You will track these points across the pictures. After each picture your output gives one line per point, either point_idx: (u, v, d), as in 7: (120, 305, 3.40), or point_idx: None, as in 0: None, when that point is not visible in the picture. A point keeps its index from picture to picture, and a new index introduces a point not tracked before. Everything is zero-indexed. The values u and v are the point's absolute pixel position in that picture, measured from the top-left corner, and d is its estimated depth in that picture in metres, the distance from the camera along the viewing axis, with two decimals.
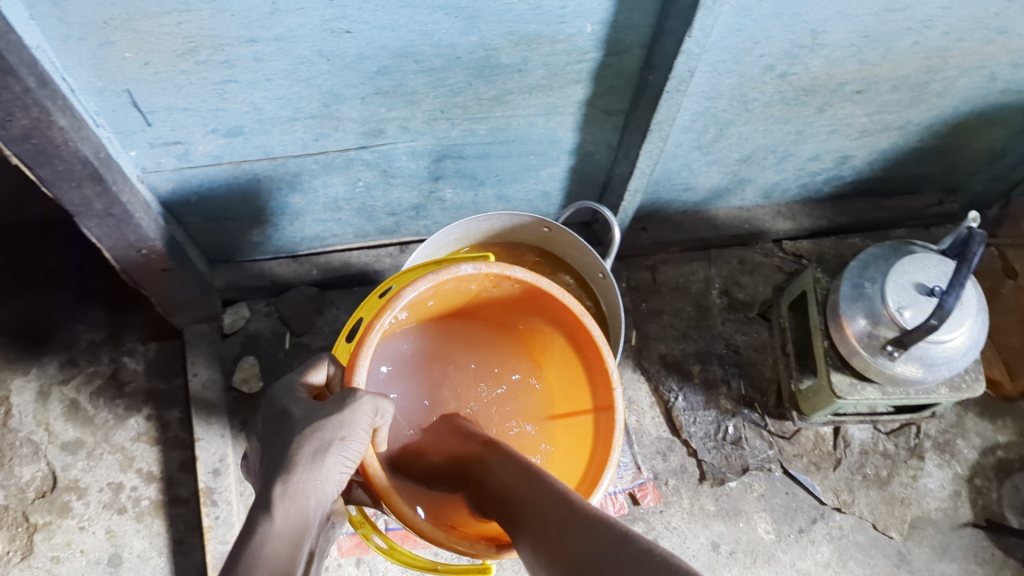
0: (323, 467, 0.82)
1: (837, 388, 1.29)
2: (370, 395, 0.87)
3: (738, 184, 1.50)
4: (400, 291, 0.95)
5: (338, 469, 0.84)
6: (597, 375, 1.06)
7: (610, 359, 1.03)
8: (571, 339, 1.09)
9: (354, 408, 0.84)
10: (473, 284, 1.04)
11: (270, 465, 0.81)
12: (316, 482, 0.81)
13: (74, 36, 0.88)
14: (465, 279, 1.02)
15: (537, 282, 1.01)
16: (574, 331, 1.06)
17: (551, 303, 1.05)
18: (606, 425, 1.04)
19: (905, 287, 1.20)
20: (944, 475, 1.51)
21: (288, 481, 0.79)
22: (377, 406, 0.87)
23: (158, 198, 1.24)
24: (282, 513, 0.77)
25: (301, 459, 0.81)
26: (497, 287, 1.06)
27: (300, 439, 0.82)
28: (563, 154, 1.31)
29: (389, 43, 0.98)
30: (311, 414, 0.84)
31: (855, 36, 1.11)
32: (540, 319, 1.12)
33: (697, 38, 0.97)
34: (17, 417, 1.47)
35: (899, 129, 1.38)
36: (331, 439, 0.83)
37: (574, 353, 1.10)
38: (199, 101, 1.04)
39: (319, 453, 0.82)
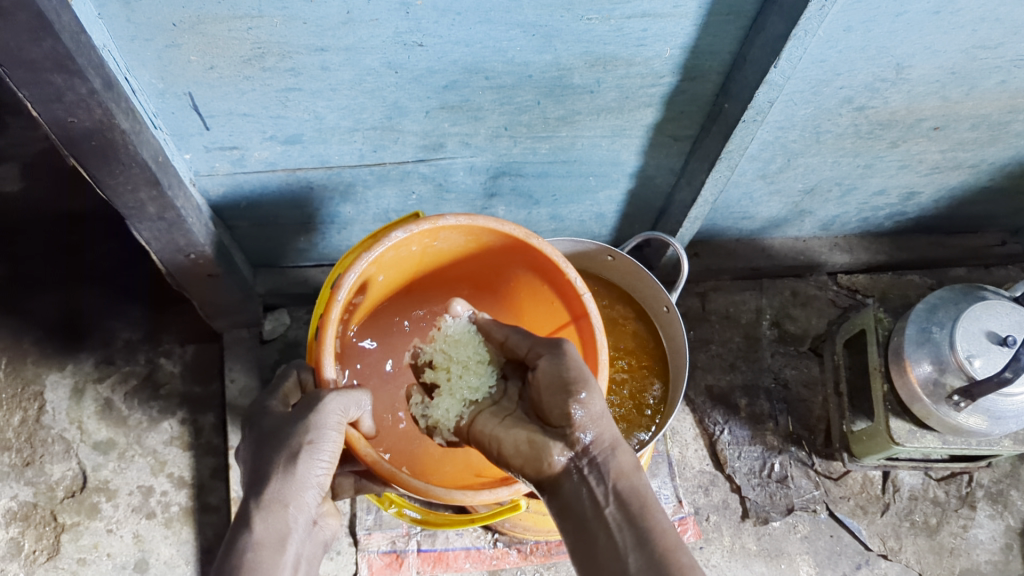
0: (297, 475, 0.83)
1: (895, 434, 1.24)
2: (336, 394, 0.85)
3: (798, 214, 1.46)
4: (340, 283, 0.90)
5: (321, 472, 0.85)
6: (567, 292, 1.02)
7: (570, 269, 0.98)
8: (531, 265, 1.04)
9: (317, 413, 0.83)
10: (413, 247, 0.98)
11: (253, 478, 0.85)
12: (297, 491, 0.84)
13: (141, 37, 0.85)
14: (401, 244, 0.96)
15: (473, 221, 0.95)
16: (529, 254, 1.01)
17: (497, 238, 1.00)
18: (589, 330, 1.01)
19: (975, 334, 1.15)
20: (996, 526, 1.46)
21: (264, 492, 0.83)
22: (344, 402, 0.85)
23: (209, 202, 1.21)
24: (261, 527, 0.82)
25: (274, 469, 0.84)
26: (436, 242, 1.00)
27: (274, 452, 0.84)
28: (623, 176, 1.27)
29: (461, 58, 0.94)
30: (285, 426, 0.85)
31: (940, 72, 1.06)
32: (493, 259, 1.06)
33: (783, 69, 0.93)
34: (51, 413, 1.44)
35: (971, 168, 1.33)
36: (300, 446, 0.83)
37: (542, 279, 1.05)
38: (260, 108, 1.01)
39: (289, 461, 0.83)
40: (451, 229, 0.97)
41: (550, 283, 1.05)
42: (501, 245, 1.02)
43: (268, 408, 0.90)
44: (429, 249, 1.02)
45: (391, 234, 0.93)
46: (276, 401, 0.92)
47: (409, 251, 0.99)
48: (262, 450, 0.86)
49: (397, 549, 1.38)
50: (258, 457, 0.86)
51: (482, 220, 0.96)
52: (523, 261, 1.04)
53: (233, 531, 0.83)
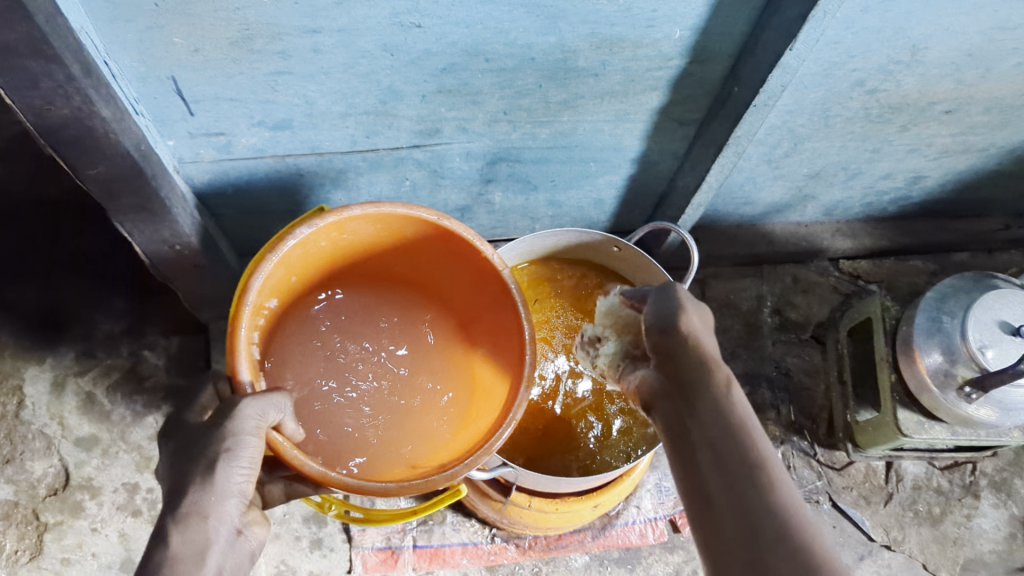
0: (216, 486, 0.73)
1: (903, 425, 1.21)
2: (252, 398, 0.76)
3: (802, 199, 1.42)
4: (246, 285, 0.83)
5: (243, 479, 0.75)
6: (483, 270, 0.93)
7: (482, 244, 0.91)
8: (446, 248, 0.96)
9: (236, 416, 0.74)
10: (320, 242, 0.91)
11: (166, 495, 0.74)
12: (216, 502, 0.73)
13: (121, 18, 0.80)
14: (307, 240, 0.89)
15: (380, 210, 0.89)
16: (443, 241, 0.94)
17: (404, 223, 0.92)
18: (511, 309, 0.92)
19: (987, 324, 1.12)
20: (1000, 515, 1.44)
21: (180, 504, 0.72)
22: (261, 405, 0.76)
23: (193, 189, 1.16)
24: (178, 542, 0.71)
25: (191, 479, 0.73)
26: (347, 235, 0.93)
27: (187, 463, 0.74)
28: (625, 162, 1.23)
29: (460, 40, 0.90)
30: (200, 433, 0.75)
31: (957, 54, 1.02)
32: (410, 248, 0.98)
33: (799, 52, 0.88)
34: (30, 409, 1.39)
35: (980, 151, 1.29)
36: (217, 453, 0.73)
37: (458, 261, 0.97)
38: (248, 92, 0.95)
39: (205, 471, 0.73)
40: (358, 219, 0.90)
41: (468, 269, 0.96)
42: (415, 232, 0.94)
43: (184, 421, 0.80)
44: (341, 245, 0.94)
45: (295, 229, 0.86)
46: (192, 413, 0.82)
47: (316, 249, 0.92)
48: (175, 462, 0.75)
49: (392, 545, 1.35)
50: (172, 470, 0.75)
51: (388, 207, 0.89)
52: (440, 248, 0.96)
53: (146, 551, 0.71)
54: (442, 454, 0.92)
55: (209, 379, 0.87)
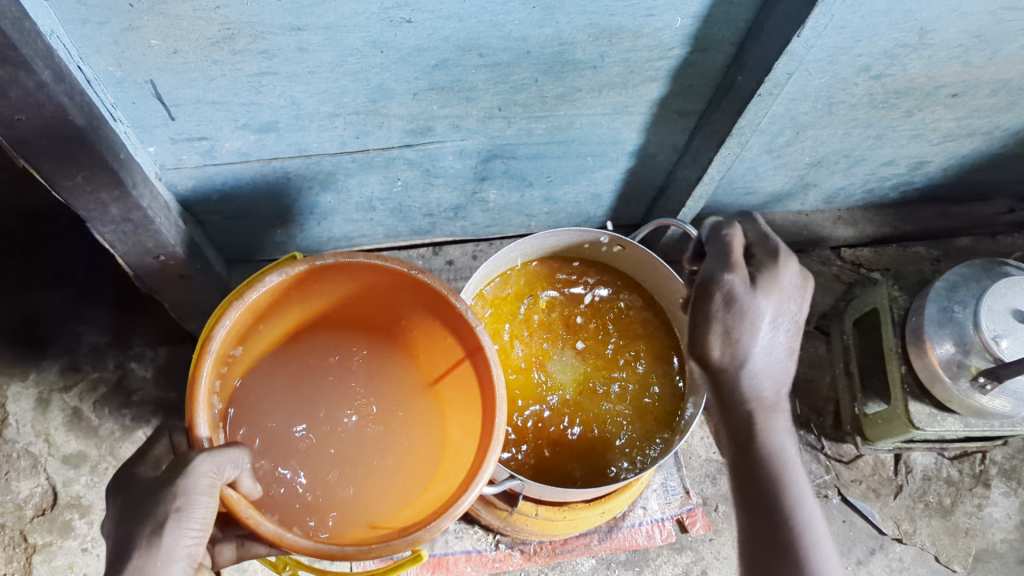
0: (163, 550, 0.68)
1: (915, 418, 1.17)
2: (208, 453, 0.70)
3: (802, 188, 1.39)
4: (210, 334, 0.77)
5: (193, 541, 0.70)
6: (457, 323, 0.87)
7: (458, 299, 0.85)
8: (417, 298, 0.89)
9: (188, 472, 0.68)
10: (289, 290, 0.84)
11: (111, 556, 0.68)
12: (162, 566, 0.67)
13: (93, 20, 0.75)
14: (276, 288, 0.82)
15: (351, 259, 0.83)
16: (415, 291, 0.87)
17: (375, 272, 0.86)
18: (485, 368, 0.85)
19: (1000, 313, 1.09)
20: (1011, 504, 1.42)
21: (123, 569, 0.67)
22: (218, 461, 0.70)
23: (176, 196, 1.11)
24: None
25: (137, 541, 0.67)
26: (316, 283, 0.86)
27: (135, 524, 0.68)
28: (623, 155, 1.19)
29: (453, 35, 0.85)
30: (151, 490, 0.70)
31: (965, 36, 0.98)
32: (378, 299, 0.91)
33: (806, 38, 0.85)
34: (14, 426, 1.34)
35: (985, 135, 1.26)
36: (166, 514, 0.68)
37: (430, 310, 0.89)
38: (231, 94, 0.91)
39: (152, 533, 0.68)
40: (331, 267, 0.83)
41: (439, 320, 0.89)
42: (387, 284, 0.88)
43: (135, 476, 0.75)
44: (309, 293, 0.87)
45: (263, 278, 0.80)
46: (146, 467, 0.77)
47: (282, 297, 0.85)
48: (122, 521, 0.69)
49: None
50: (119, 530, 0.69)
51: (361, 257, 0.83)
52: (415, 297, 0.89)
53: None
54: (408, 510, 0.84)
55: (163, 432, 0.82)
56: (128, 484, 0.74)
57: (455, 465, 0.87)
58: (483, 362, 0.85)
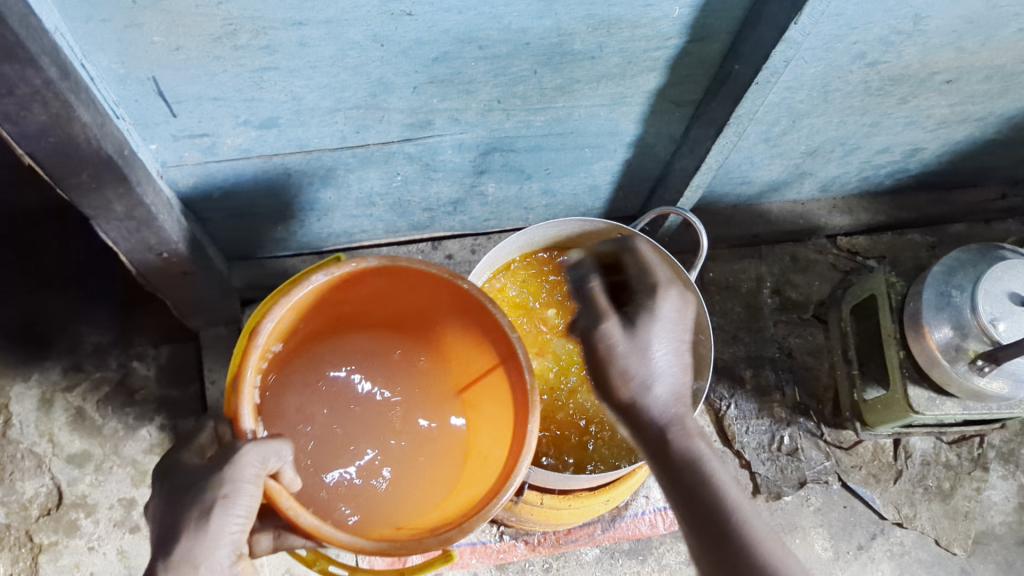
0: (210, 535, 0.71)
1: (914, 403, 1.19)
2: (253, 443, 0.73)
3: (798, 177, 1.40)
4: (257, 328, 0.79)
5: (237, 528, 0.72)
6: (493, 334, 0.87)
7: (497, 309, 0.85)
8: (456, 307, 0.90)
9: (234, 462, 0.71)
10: (332, 291, 0.86)
11: (160, 538, 0.72)
12: (208, 551, 0.71)
13: (97, 17, 0.76)
14: (322, 287, 0.84)
15: (394, 262, 0.84)
16: (454, 298, 0.88)
17: (418, 277, 0.87)
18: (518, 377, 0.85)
19: (997, 296, 1.10)
20: (1009, 487, 1.44)
21: (173, 552, 0.70)
22: (264, 451, 0.73)
23: (177, 193, 1.12)
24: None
25: (185, 525, 0.71)
26: (361, 285, 0.87)
27: (182, 508, 0.72)
28: (621, 146, 1.20)
29: (453, 27, 0.86)
30: (198, 476, 0.74)
31: (959, 22, 0.99)
32: (416, 303, 0.93)
33: (803, 25, 0.86)
34: (18, 427, 1.35)
35: (978, 121, 1.28)
36: (212, 500, 0.71)
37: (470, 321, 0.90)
38: (232, 91, 0.92)
39: (199, 518, 0.71)
40: (374, 271, 0.85)
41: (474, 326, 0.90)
42: (428, 289, 0.89)
43: (180, 460, 0.77)
44: (353, 295, 0.89)
45: (310, 277, 0.81)
46: (190, 450, 0.79)
47: (328, 297, 0.86)
48: (169, 505, 0.73)
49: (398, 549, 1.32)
50: (166, 513, 0.73)
51: (404, 261, 0.84)
52: (452, 303, 0.90)
53: None
54: (437, 513, 0.86)
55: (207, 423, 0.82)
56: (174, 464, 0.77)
57: (484, 473, 0.88)
58: (517, 370, 0.85)
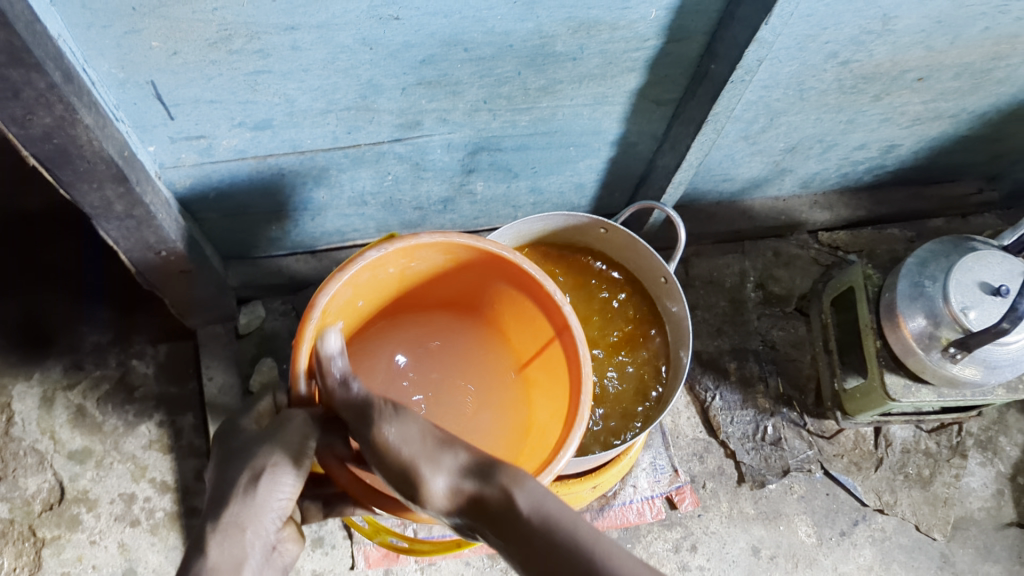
0: (259, 500, 0.75)
1: (891, 390, 1.23)
2: (303, 416, 0.80)
3: (779, 173, 1.44)
4: (314, 303, 0.85)
5: (283, 497, 0.78)
6: (547, 305, 0.95)
7: (548, 282, 0.93)
8: (508, 282, 0.99)
9: (286, 431, 0.79)
10: (390, 267, 0.94)
11: (210, 500, 0.76)
12: (256, 516, 0.75)
13: (97, 23, 0.79)
14: (376, 264, 0.91)
15: (449, 238, 0.91)
16: (505, 272, 0.96)
17: (473, 253, 0.95)
18: (572, 345, 0.94)
19: (968, 286, 1.14)
20: (987, 474, 1.48)
21: (223, 515, 0.73)
22: (312, 425, 0.81)
23: (175, 194, 1.15)
24: (217, 547, 0.71)
25: (236, 489, 0.75)
26: (414, 262, 0.96)
27: (234, 473, 0.77)
28: (605, 145, 1.24)
29: (439, 31, 0.90)
30: (250, 446, 0.79)
31: (926, 21, 1.03)
32: (469, 277, 1.01)
33: (774, 25, 0.89)
34: (20, 425, 1.38)
35: (951, 118, 1.32)
36: (262, 467, 0.76)
37: (521, 294, 0.99)
38: (227, 93, 0.95)
39: (250, 484, 0.76)
40: (427, 247, 0.92)
41: (527, 298, 0.99)
42: (479, 263, 0.97)
43: (236, 429, 0.83)
44: (406, 272, 0.98)
45: (365, 254, 0.88)
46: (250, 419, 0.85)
47: (386, 271, 0.95)
48: (222, 470, 0.78)
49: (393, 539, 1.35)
50: (217, 481, 0.77)
51: (458, 237, 0.92)
52: (503, 276, 0.98)
53: (182, 561, 0.71)
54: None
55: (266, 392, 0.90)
56: (225, 438, 0.83)
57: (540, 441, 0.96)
58: (571, 342, 0.93)
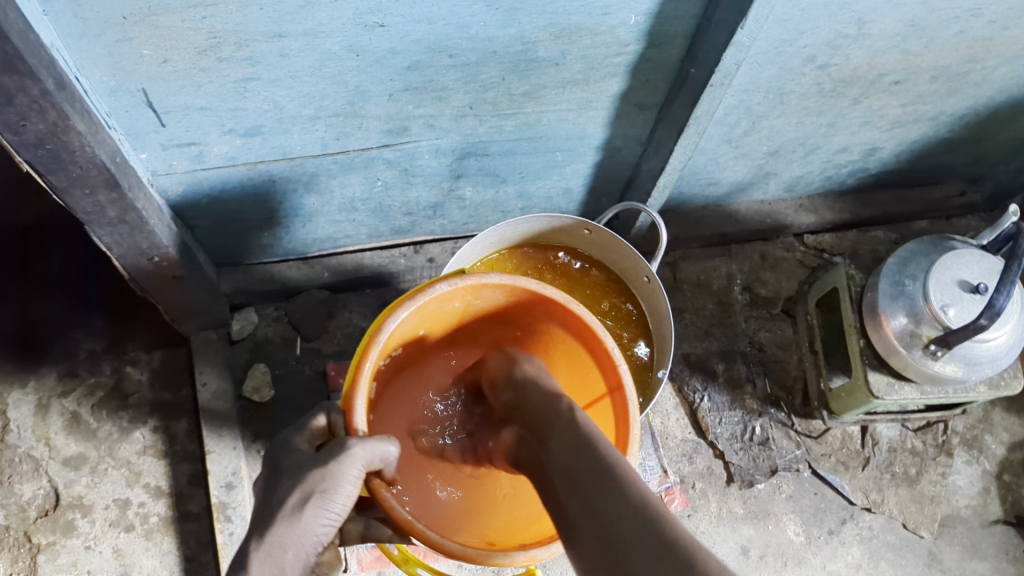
0: (304, 522, 0.78)
1: (874, 388, 1.25)
2: (361, 441, 0.82)
3: (763, 177, 1.46)
4: (382, 326, 0.90)
5: (327, 523, 0.81)
6: (602, 359, 0.97)
7: (606, 335, 0.95)
8: (567, 329, 1.01)
9: (341, 460, 0.80)
10: (455, 302, 0.98)
11: (257, 514, 0.79)
12: (298, 538, 0.78)
13: (90, 33, 0.81)
14: (444, 296, 0.95)
15: (515, 281, 0.94)
16: (566, 319, 0.99)
17: (537, 298, 0.98)
18: (622, 404, 0.94)
19: (947, 283, 1.16)
20: (973, 471, 1.50)
21: (268, 533, 0.76)
22: (371, 451, 0.82)
23: (167, 201, 1.17)
24: (260, 565, 0.74)
25: (283, 511, 0.78)
26: (479, 299, 1.00)
27: (284, 492, 0.79)
28: (590, 149, 1.26)
29: (424, 37, 0.92)
30: (299, 468, 0.82)
31: (901, 25, 1.05)
32: (527, 318, 1.04)
33: (749, 30, 0.92)
34: (16, 432, 1.40)
35: (931, 120, 1.34)
36: (312, 491, 0.79)
37: (577, 341, 1.01)
38: (217, 101, 0.97)
39: (298, 506, 0.78)
40: (492, 287, 0.96)
41: (584, 347, 1.01)
42: (540, 306, 1.00)
43: (289, 445, 0.87)
44: (470, 307, 1.02)
45: (434, 285, 0.92)
46: (300, 438, 0.88)
47: (451, 304, 0.99)
48: (272, 488, 0.81)
49: None
50: (266, 498, 0.80)
51: (523, 280, 0.94)
52: (561, 321, 1.01)
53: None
54: (524, 530, 0.94)
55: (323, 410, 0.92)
56: (278, 451, 0.86)
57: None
58: (621, 398, 0.94)
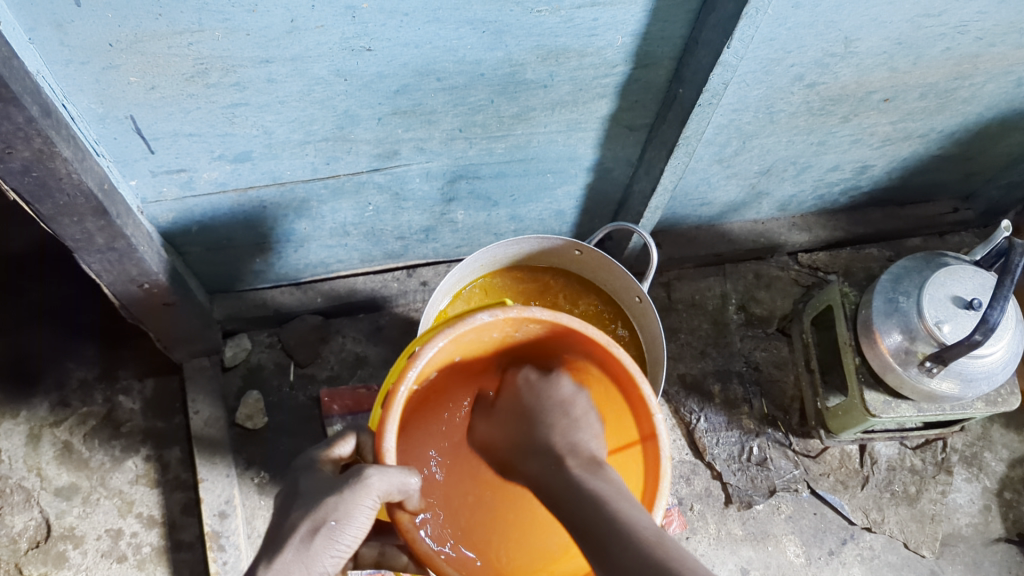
0: (311, 555, 0.76)
1: (871, 406, 1.24)
2: (380, 469, 0.79)
3: (756, 197, 1.46)
4: (417, 355, 0.85)
5: (337, 554, 0.79)
6: (637, 406, 0.92)
7: (645, 382, 0.90)
8: (604, 371, 0.96)
9: (354, 490, 0.77)
10: (494, 333, 0.93)
11: (267, 539, 0.78)
12: (304, 568, 0.76)
13: (77, 60, 0.82)
14: (483, 326, 0.90)
15: (558, 318, 0.89)
16: (606, 361, 0.94)
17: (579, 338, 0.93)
18: (654, 454, 0.90)
19: (941, 300, 1.16)
20: (973, 489, 1.49)
21: (274, 560, 0.75)
22: (389, 479, 0.79)
23: (158, 228, 1.17)
24: None
25: (292, 538, 0.76)
26: (518, 331, 0.94)
27: (294, 520, 0.78)
28: (581, 171, 1.26)
29: (411, 61, 0.92)
30: (314, 495, 0.80)
31: (888, 43, 1.05)
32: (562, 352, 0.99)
33: (736, 49, 0.92)
34: (7, 463, 1.38)
35: (921, 137, 1.34)
36: (322, 520, 0.77)
37: (614, 385, 0.96)
38: (206, 127, 0.97)
39: (306, 536, 0.77)
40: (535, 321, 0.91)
41: (622, 392, 0.96)
42: (581, 346, 0.95)
43: (316, 462, 0.86)
44: (509, 337, 0.96)
45: (474, 315, 0.87)
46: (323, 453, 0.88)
47: (489, 335, 0.93)
48: (285, 511, 0.80)
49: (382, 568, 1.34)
50: (278, 522, 0.79)
51: (567, 317, 0.89)
52: (599, 361, 0.95)
53: None
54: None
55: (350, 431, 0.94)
56: (295, 469, 0.85)
57: None
58: (654, 450, 0.89)
